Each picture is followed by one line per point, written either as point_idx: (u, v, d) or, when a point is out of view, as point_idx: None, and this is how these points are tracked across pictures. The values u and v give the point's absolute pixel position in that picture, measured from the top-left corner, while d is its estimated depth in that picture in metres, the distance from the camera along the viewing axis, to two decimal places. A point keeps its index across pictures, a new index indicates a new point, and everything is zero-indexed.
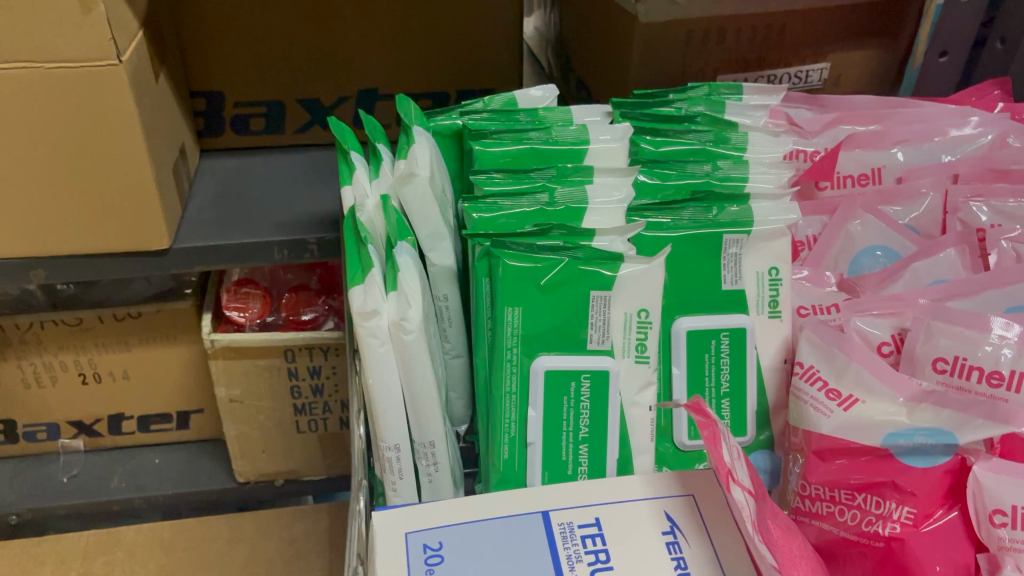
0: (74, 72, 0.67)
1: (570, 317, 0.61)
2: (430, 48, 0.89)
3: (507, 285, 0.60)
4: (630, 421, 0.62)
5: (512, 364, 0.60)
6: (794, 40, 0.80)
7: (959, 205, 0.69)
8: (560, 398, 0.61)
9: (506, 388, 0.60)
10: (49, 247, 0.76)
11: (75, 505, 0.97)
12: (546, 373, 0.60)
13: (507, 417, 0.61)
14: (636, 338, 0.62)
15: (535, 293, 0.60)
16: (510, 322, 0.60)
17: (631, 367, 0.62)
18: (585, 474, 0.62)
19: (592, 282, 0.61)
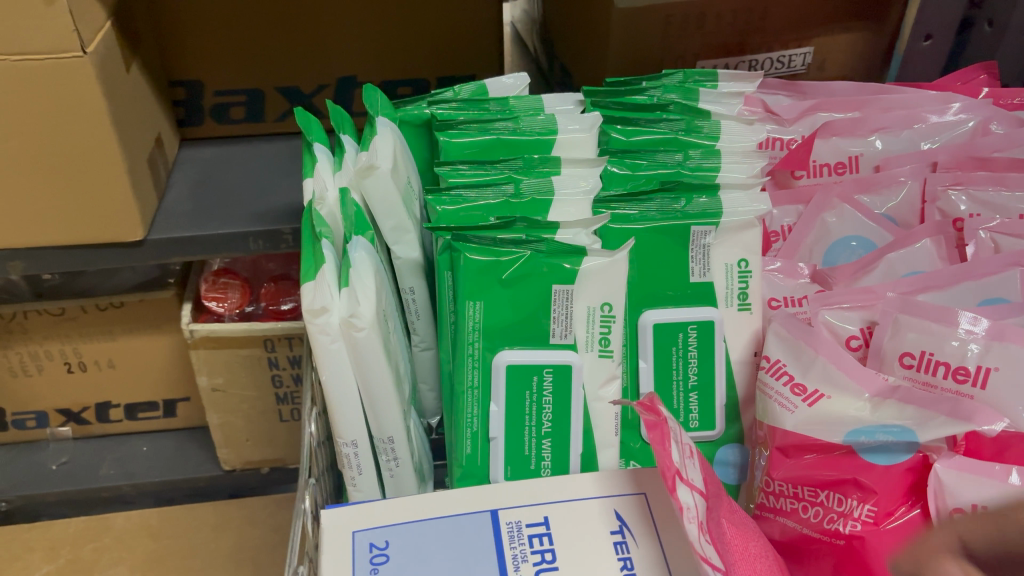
0: (40, 64, 0.66)
1: (533, 311, 0.60)
2: (410, 35, 0.88)
3: (469, 277, 0.59)
4: (594, 415, 0.62)
5: (474, 358, 0.60)
6: (777, 25, 0.78)
7: (938, 193, 0.68)
8: (522, 393, 0.60)
9: (468, 382, 0.60)
10: (25, 238, 0.76)
11: (63, 492, 0.98)
12: (508, 368, 0.60)
13: (469, 411, 0.61)
14: (600, 331, 0.61)
15: (496, 287, 0.59)
16: (472, 315, 0.59)
17: (594, 361, 0.61)
18: (548, 469, 0.61)
19: (555, 275, 0.60)
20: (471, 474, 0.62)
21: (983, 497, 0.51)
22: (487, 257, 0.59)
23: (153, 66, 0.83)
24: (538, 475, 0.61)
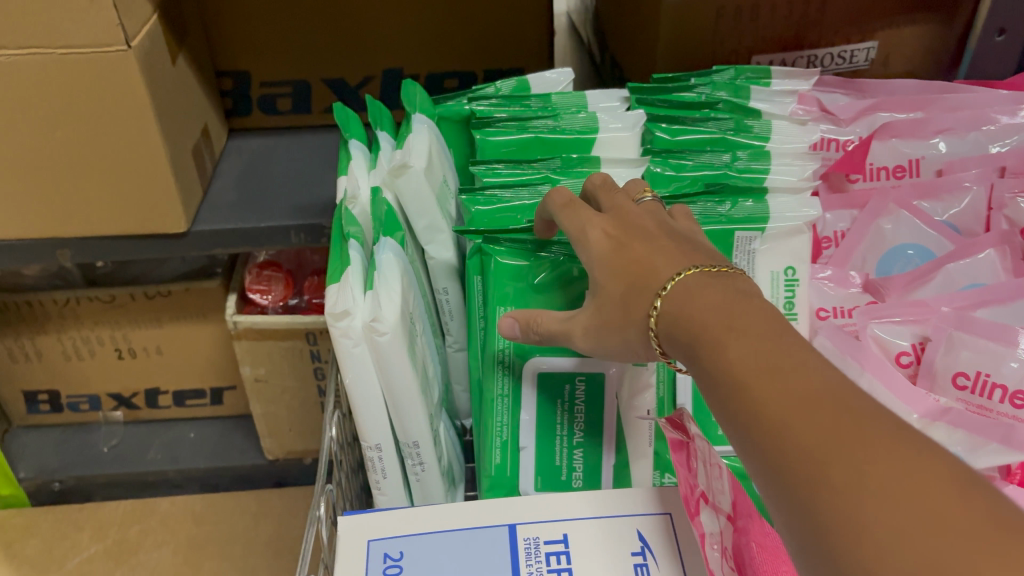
0: (85, 58, 0.67)
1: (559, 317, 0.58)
2: (456, 27, 0.86)
3: (499, 281, 0.58)
4: (627, 427, 0.59)
5: (505, 363, 0.58)
6: (837, 18, 0.74)
7: (1005, 201, 0.64)
8: (552, 402, 0.59)
9: (497, 391, 0.59)
10: (73, 228, 0.77)
11: (113, 474, 1.00)
12: (538, 375, 0.58)
13: (499, 420, 0.59)
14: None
15: (525, 290, 0.57)
16: (503, 320, 0.58)
17: (629, 370, 0.58)
18: (579, 479, 0.60)
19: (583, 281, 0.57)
20: (501, 484, 0.60)
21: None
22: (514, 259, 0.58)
23: (200, 58, 0.83)
24: (569, 487, 0.59)
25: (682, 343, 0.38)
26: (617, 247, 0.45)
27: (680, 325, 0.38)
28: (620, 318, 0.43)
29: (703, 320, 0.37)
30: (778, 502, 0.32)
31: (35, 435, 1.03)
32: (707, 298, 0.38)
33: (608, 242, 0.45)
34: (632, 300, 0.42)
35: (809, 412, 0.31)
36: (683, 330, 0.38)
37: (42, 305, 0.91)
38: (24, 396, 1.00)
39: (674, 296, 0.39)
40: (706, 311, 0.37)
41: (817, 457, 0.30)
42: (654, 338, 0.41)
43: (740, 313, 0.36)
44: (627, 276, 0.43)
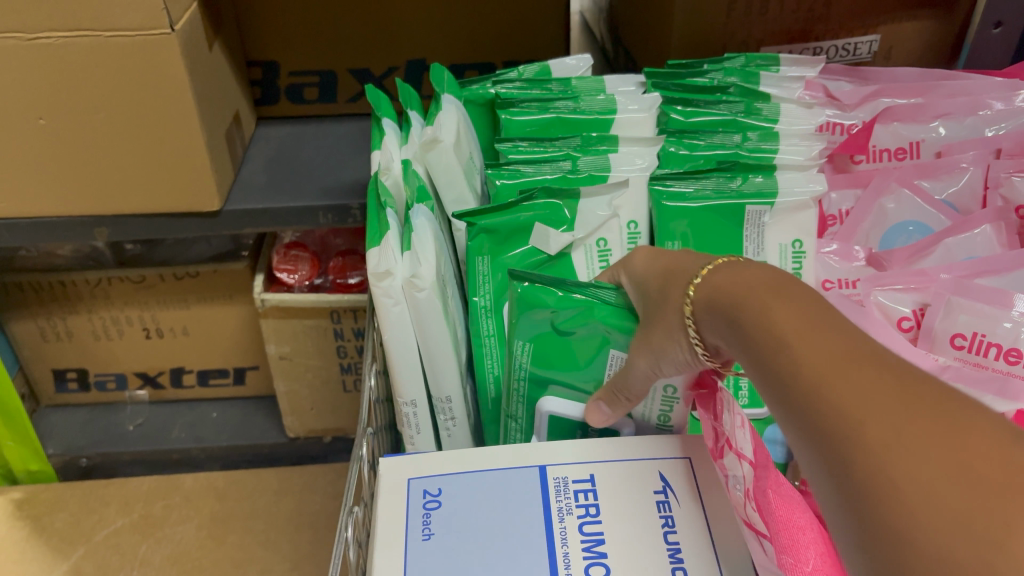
0: (132, 40, 0.71)
1: (574, 364, 0.55)
2: (476, 20, 0.90)
3: (522, 320, 0.55)
4: None
5: (519, 392, 0.58)
6: (842, 11, 0.78)
7: (1001, 180, 0.67)
8: (565, 442, 0.57)
9: (512, 413, 0.59)
10: (112, 207, 0.81)
11: (139, 451, 1.03)
12: (556, 421, 0.56)
13: (513, 436, 0.60)
14: (660, 407, 0.57)
15: (549, 333, 0.55)
16: (520, 355, 0.57)
17: (652, 433, 0.58)
18: None
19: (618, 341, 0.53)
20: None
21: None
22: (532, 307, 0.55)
23: (234, 47, 0.87)
24: None
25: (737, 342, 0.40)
26: (661, 257, 0.50)
27: (729, 315, 0.40)
28: (660, 319, 0.46)
29: (747, 293, 0.40)
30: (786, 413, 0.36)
31: (63, 413, 1.06)
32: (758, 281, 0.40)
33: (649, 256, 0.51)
34: (672, 300, 0.46)
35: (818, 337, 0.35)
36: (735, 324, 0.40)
37: (74, 285, 0.95)
38: (54, 374, 1.03)
39: (727, 286, 0.41)
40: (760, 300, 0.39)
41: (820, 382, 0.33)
42: (697, 344, 0.45)
43: (783, 288, 0.39)
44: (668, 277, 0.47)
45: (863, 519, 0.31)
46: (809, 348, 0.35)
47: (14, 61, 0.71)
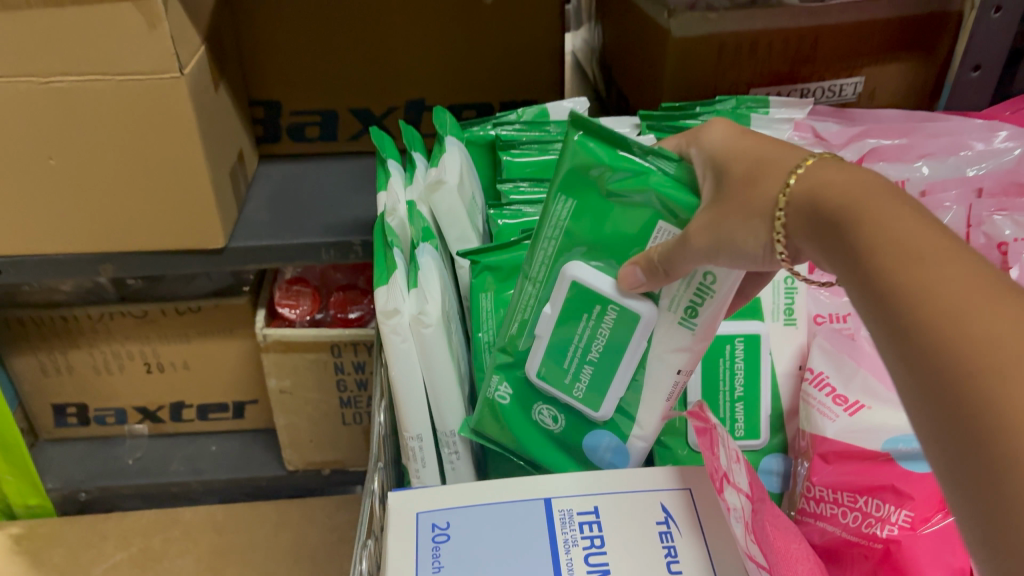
0: (142, 84, 0.73)
1: (615, 226, 0.51)
2: (474, 62, 0.93)
3: (570, 173, 0.51)
4: (644, 384, 0.56)
5: (546, 254, 0.54)
6: (827, 55, 0.81)
7: (983, 218, 0.71)
8: (578, 314, 0.54)
9: (533, 275, 0.55)
10: (119, 244, 0.82)
11: (137, 485, 1.04)
12: (575, 285, 0.53)
13: (527, 305, 0.56)
14: (691, 298, 0.52)
15: (596, 193, 0.51)
16: (559, 212, 0.52)
17: (673, 327, 0.53)
18: (581, 393, 0.57)
19: (671, 210, 0.50)
20: (514, 377, 0.59)
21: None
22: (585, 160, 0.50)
23: (238, 87, 0.89)
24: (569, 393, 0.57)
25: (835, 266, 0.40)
26: (747, 137, 0.48)
27: (828, 230, 0.40)
28: (739, 210, 0.45)
29: (854, 201, 0.39)
30: (901, 357, 0.34)
31: (61, 448, 1.07)
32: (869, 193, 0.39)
33: (729, 133, 0.48)
34: (758, 193, 0.44)
35: (954, 258, 0.34)
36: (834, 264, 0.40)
37: (77, 320, 0.96)
38: (54, 409, 1.04)
39: (835, 186, 0.40)
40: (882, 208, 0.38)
41: (964, 310, 0.32)
42: (779, 242, 0.44)
43: (905, 203, 0.38)
44: (753, 169, 0.45)
45: (982, 479, 0.30)
46: (949, 266, 0.34)
47: (25, 103, 0.73)
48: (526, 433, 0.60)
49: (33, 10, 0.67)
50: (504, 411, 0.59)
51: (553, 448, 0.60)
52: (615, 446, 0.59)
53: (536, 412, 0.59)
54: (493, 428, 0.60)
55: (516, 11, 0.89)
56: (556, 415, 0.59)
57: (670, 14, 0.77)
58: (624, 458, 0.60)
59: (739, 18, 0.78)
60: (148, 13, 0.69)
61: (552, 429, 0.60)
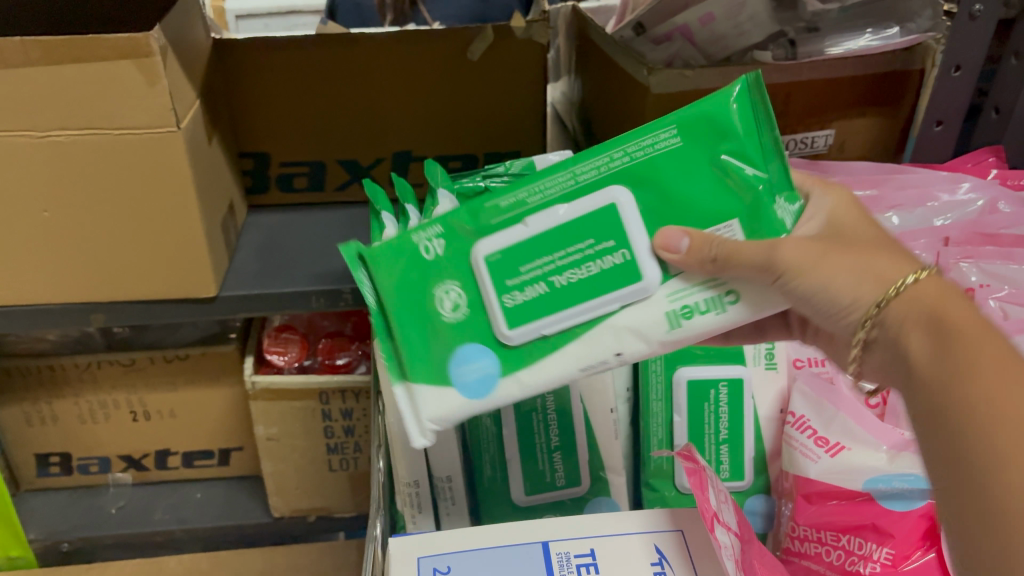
0: (139, 138, 0.73)
1: (699, 192, 0.53)
2: (459, 113, 0.95)
3: (703, 120, 0.53)
4: (559, 346, 0.55)
5: (610, 163, 0.53)
6: (798, 109, 0.85)
7: (951, 264, 0.75)
8: (584, 234, 0.53)
9: (576, 171, 0.54)
10: (108, 292, 0.81)
11: (121, 534, 1.03)
12: (609, 207, 0.53)
13: (542, 192, 0.54)
14: (696, 299, 0.54)
15: (703, 151, 0.53)
16: (661, 140, 0.53)
17: (658, 315, 0.54)
18: (507, 304, 0.54)
19: (756, 222, 0.53)
20: (455, 252, 0.55)
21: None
22: (727, 115, 0.53)
23: (228, 138, 0.91)
24: (502, 292, 0.54)
25: (897, 363, 0.51)
26: (862, 218, 0.56)
27: (933, 329, 0.48)
28: (852, 267, 0.51)
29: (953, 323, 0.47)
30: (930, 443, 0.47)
31: (43, 498, 1.06)
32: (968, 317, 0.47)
33: (842, 206, 0.56)
34: (874, 273, 0.51)
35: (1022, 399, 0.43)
36: (901, 365, 0.50)
37: (64, 369, 0.96)
38: (37, 459, 1.04)
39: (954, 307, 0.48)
40: (981, 326, 0.46)
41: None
42: (873, 312, 0.51)
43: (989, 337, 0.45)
44: (869, 253, 0.52)
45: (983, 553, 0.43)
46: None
47: (20, 157, 0.72)
48: (417, 306, 0.56)
49: (36, 68, 0.68)
50: (422, 269, 0.55)
51: (427, 336, 0.56)
52: (485, 373, 0.56)
53: (440, 291, 0.55)
54: (391, 272, 0.56)
55: (502, 66, 0.92)
56: (458, 306, 0.55)
57: (649, 73, 0.80)
58: (484, 389, 0.56)
59: (715, 76, 0.81)
60: (147, 70, 0.69)
61: (442, 317, 0.56)
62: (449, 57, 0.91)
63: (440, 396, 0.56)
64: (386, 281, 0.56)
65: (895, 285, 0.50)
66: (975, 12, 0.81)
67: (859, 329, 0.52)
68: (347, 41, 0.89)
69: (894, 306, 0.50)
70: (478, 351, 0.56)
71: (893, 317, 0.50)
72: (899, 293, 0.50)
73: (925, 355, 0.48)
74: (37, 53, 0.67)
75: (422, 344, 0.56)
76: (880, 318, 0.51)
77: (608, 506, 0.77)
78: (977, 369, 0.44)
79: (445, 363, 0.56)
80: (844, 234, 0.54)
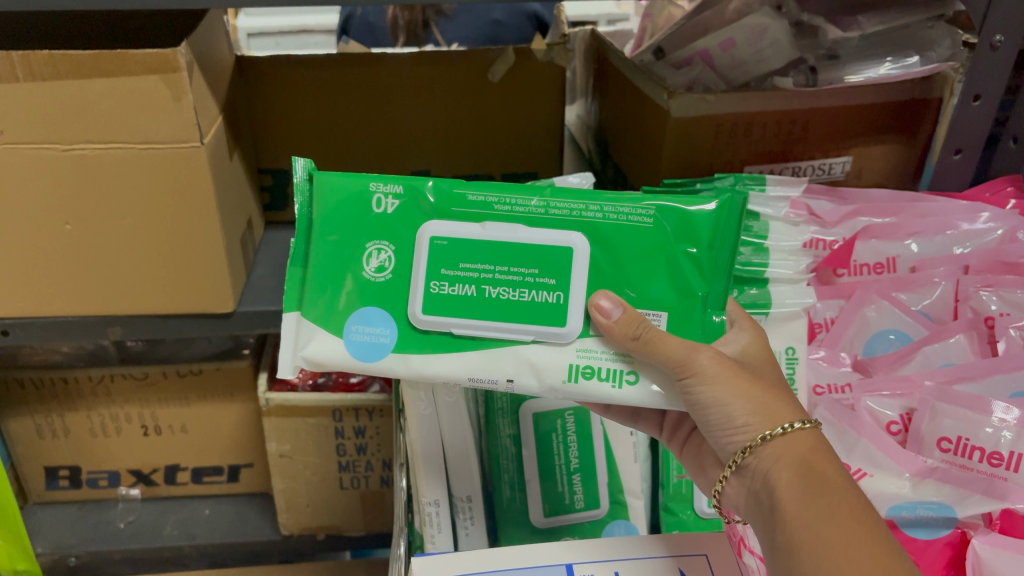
0: (163, 152, 0.72)
1: (643, 272, 0.56)
2: (481, 137, 0.96)
3: (678, 218, 0.56)
4: (458, 349, 0.57)
5: (584, 210, 0.56)
6: (818, 136, 0.85)
7: (970, 293, 0.77)
8: (528, 262, 0.56)
9: (550, 203, 0.56)
10: (128, 307, 0.81)
11: (130, 550, 1.02)
12: (561, 248, 0.55)
13: (513, 206, 0.56)
14: (604, 363, 0.56)
15: (661, 240, 0.56)
16: (638, 213, 0.56)
17: (561, 363, 0.56)
18: (429, 289, 0.56)
19: (680, 321, 0.57)
20: (404, 219, 0.57)
21: (1011, 566, 0.60)
22: (700, 218, 0.56)
23: (248, 153, 0.91)
24: (429, 277, 0.56)
25: (760, 497, 0.55)
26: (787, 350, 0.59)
27: (805, 478, 0.52)
28: (742, 395, 0.55)
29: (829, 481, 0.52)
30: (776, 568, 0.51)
31: (51, 512, 1.06)
32: (831, 473, 0.53)
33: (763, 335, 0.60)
34: (768, 408, 0.55)
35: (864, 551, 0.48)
36: (764, 497, 0.54)
37: (76, 382, 0.96)
38: (46, 471, 1.03)
39: (825, 467, 0.53)
40: (842, 483, 0.52)
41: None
42: (752, 445, 0.55)
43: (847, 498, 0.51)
44: (771, 391, 0.56)
45: None
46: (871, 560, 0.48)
47: (44, 170, 0.72)
48: (346, 247, 0.58)
49: (62, 81, 0.68)
50: (368, 216, 0.57)
51: (338, 275, 0.58)
52: (377, 341, 0.58)
53: (371, 247, 0.57)
54: (336, 201, 0.57)
55: (520, 89, 0.94)
56: (381, 268, 0.57)
57: (670, 97, 0.80)
58: (368, 354, 0.58)
59: (736, 100, 0.82)
60: (174, 86, 0.69)
61: (363, 269, 0.58)
62: (468, 80, 0.92)
63: (324, 340, 0.58)
64: (329, 207, 0.58)
65: (781, 426, 0.54)
66: (995, 43, 0.76)
67: (736, 452, 0.56)
68: (369, 60, 0.90)
69: (776, 443, 0.54)
70: (381, 318, 0.58)
71: (769, 453, 0.54)
72: (782, 434, 0.54)
73: (790, 497, 0.52)
74: (65, 66, 0.67)
75: (330, 278, 0.58)
76: (757, 451, 0.55)
77: (626, 528, 0.77)
78: (829, 520, 0.50)
79: (345, 312, 0.58)
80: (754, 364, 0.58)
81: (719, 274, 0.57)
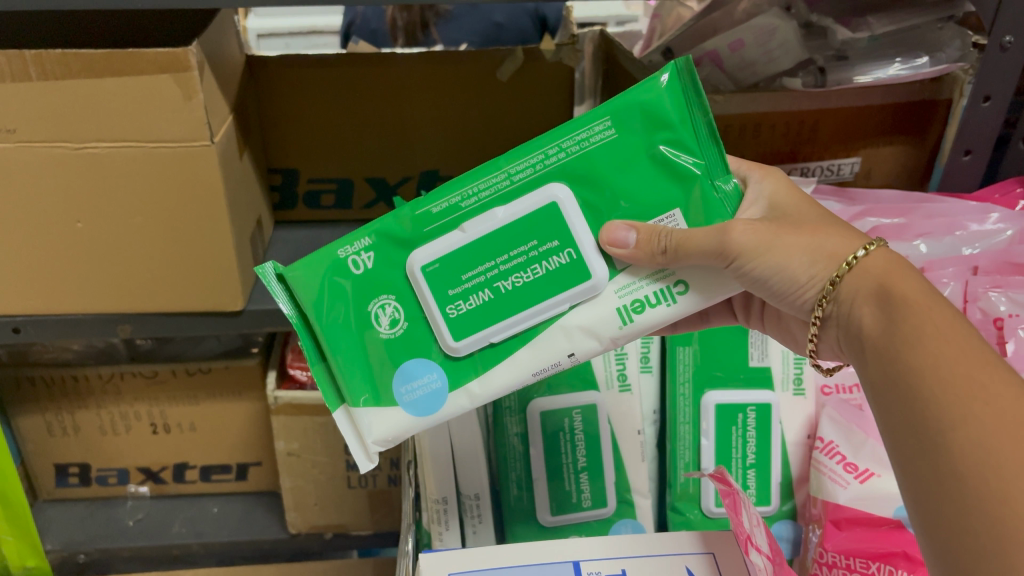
0: (173, 151, 0.73)
1: (638, 183, 0.55)
2: (487, 137, 0.96)
3: (641, 116, 0.55)
4: (505, 354, 0.58)
5: (546, 154, 0.55)
6: (826, 136, 0.86)
7: (979, 294, 0.76)
8: (526, 237, 0.55)
9: (512, 167, 0.55)
10: (138, 305, 0.81)
11: (139, 547, 1.02)
12: (549, 205, 0.55)
13: (478, 193, 0.55)
14: (646, 291, 0.57)
15: (636, 141, 0.55)
16: (597, 129, 0.55)
17: (610, 311, 0.57)
18: (450, 315, 0.57)
19: (699, 209, 0.56)
20: (385, 265, 0.57)
21: None
22: (662, 102, 0.54)
23: (258, 153, 0.92)
24: (445, 300, 0.57)
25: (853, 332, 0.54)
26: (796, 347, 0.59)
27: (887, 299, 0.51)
28: (795, 250, 0.54)
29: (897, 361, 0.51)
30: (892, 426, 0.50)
31: (60, 508, 1.06)
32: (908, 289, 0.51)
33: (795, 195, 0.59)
34: (825, 251, 0.54)
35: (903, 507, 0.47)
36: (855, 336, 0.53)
37: (86, 380, 0.97)
38: (56, 468, 1.04)
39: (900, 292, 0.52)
40: (922, 294, 0.50)
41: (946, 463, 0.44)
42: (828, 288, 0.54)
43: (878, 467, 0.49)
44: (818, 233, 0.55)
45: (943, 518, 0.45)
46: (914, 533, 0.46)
47: (56, 168, 0.73)
48: (353, 324, 0.58)
49: (74, 80, 0.69)
50: (353, 281, 0.57)
51: (364, 353, 0.59)
52: (432, 389, 0.58)
53: (375, 307, 0.58)
54: (321, 292, 0.57)
55: (526, 89, 0.94)
56: (395, 320, 0.58)
57: None
58: (433, 405, 0.59)
59: (744, 100, 0.83)
60: (185, 85, 0.70)
61: (380, 332, 0.58)
62: (477, 77, 0.92)
63: (384, 419, 0.59)
64: (319, 302, 0.58)
65: (847, 260, 0.54)
66: (1005, 44, 0.75)
67: (816, 305, 0.55)
68: (376, 61, 0.90)
69: (848, 280, 0.53)
70: (420, 368, 0.58)
71: (845, 295, 0.54)
72: (852, 266, 0.53)
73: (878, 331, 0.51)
74: (77, 65, 0.68)
75: (356, 360, 0.59)
76: (834, 296, 0.54)
77: (632, 527, 0.78)
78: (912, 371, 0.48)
79: (387, 384, 0.59)
80: (789, 216, 0.57)
81: (705, 141, 0.56)
